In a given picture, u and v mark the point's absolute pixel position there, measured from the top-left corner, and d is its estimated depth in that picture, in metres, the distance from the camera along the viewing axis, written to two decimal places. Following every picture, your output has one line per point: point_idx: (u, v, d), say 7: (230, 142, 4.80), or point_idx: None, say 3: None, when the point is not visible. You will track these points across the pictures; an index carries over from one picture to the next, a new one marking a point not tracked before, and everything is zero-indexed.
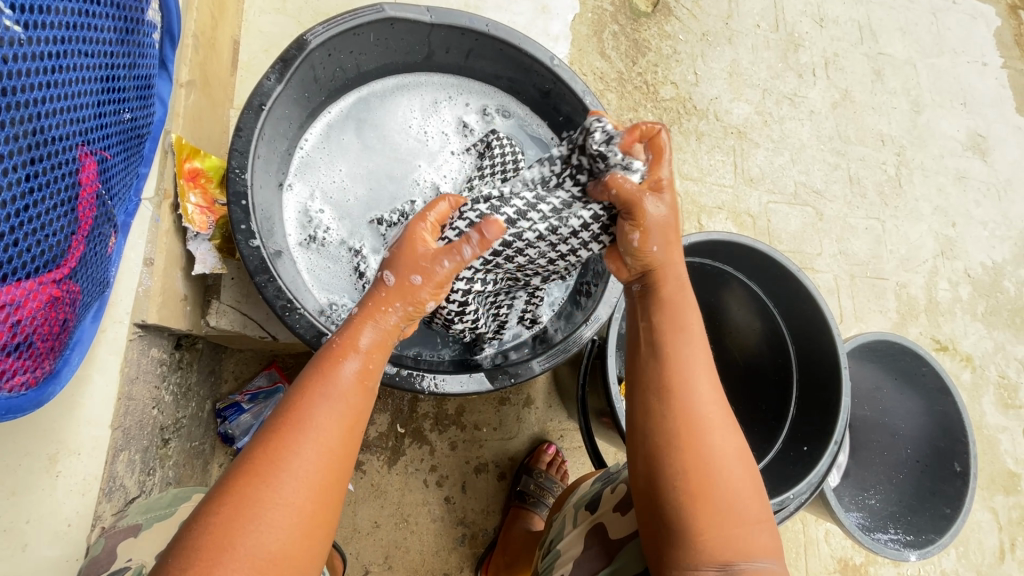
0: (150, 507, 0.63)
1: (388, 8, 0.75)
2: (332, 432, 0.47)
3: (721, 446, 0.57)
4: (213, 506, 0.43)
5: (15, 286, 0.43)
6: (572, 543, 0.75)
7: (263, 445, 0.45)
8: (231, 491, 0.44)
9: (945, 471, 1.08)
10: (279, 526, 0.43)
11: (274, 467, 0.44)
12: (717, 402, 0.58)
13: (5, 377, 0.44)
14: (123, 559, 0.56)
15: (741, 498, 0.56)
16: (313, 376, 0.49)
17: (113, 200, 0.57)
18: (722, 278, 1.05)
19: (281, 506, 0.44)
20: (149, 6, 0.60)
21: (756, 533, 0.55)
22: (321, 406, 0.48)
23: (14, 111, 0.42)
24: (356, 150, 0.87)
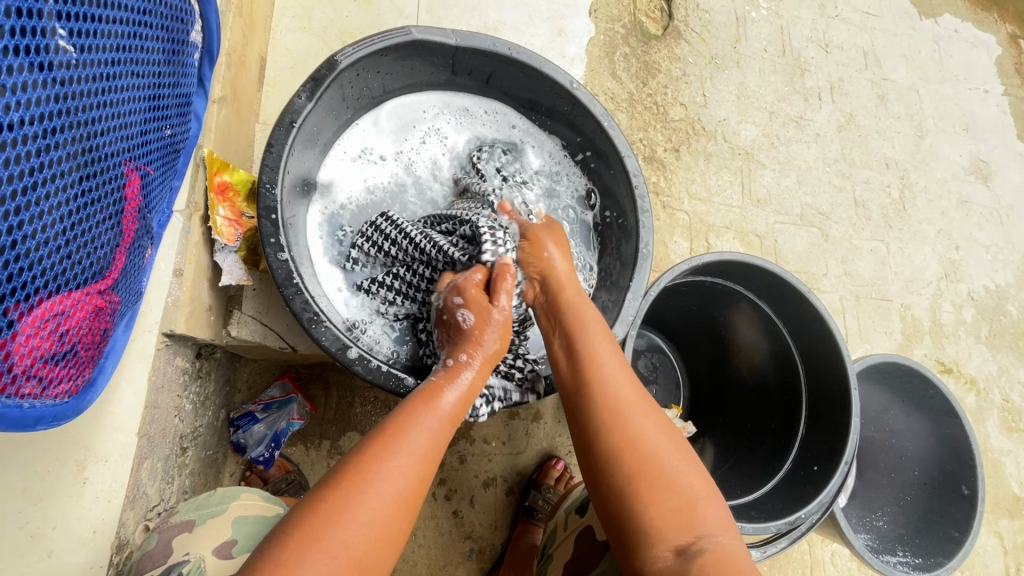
0: (204, 502, 0.65)
1: (415, 31, 0.77)
2: (425, 452, 0.54)
3: (643, 429, 0.60)
4: (309, 505, 0.47)
5: (65, 297, 0.45)
6: (563, 546, 0.78)
7: (366, 451, 0.51)
8: (332, 489, 0.48)
9: (952, 494, 1.08)
10: (376, 507, 0.48)
11: (367, 472, 0.49)
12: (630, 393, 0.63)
13: (52, 386, 0.45)
14: (181, 553, 0.59)
15: (676, 471, 0.57)
16: (416, 405, 0.58)
17: (151, 211, 0.59)
18: (732, 298, 1.06)
19: (377, 499, 0.48)
20: (193, 28, 0.63)
21: (701, 507, 0.55)
22: (422, 429, 0.55)
23: (70, 129, 0.44)
24: (369, 159, 0.88)
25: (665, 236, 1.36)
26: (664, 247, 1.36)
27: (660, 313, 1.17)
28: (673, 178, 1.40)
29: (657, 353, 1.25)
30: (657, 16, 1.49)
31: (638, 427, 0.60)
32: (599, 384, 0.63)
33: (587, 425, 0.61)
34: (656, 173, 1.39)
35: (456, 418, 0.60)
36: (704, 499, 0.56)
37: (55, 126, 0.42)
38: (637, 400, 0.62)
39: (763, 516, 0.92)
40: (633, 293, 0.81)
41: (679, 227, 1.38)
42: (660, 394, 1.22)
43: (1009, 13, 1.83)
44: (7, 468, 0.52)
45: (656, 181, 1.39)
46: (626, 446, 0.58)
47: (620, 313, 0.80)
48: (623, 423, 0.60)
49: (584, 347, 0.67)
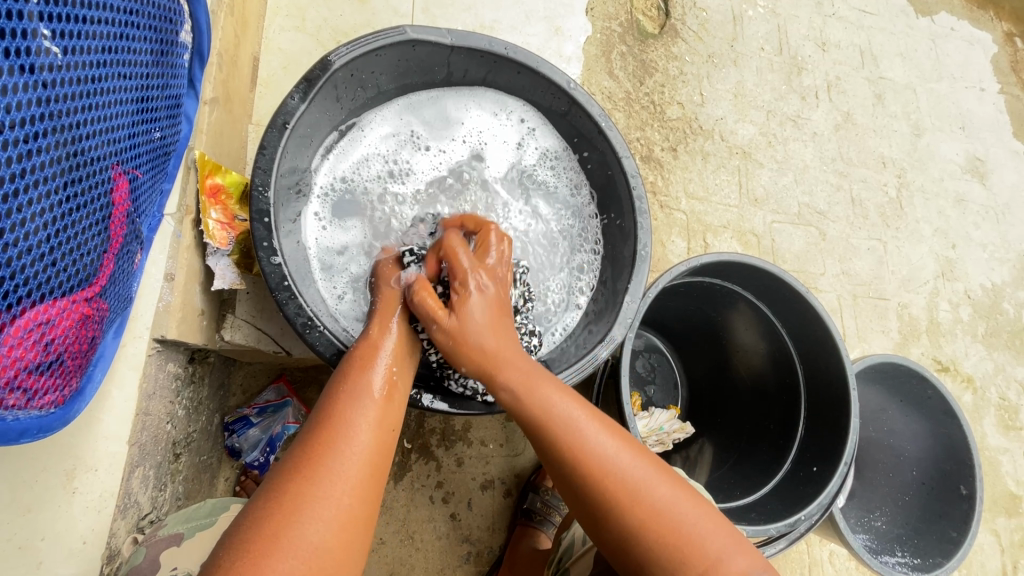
0: (191, 515, 0.68)
1: (409, 30, 0.76)
2: (368, 427, 0.53)
3: (660, 499, 0.56)
4: (257, 509, 0.45)
5: (50, 306, 0.44)
6: (581, 561, 0.78)
7: (305, 444, 0.50)
8: (279, 490, 0.46)
9: (951, 494, 1.08)
10: (328, 521, 0.46)
11: (310, 482, 0.47)
12: (632, 457, 0.58)
13: (37, 396, 0.44)
14: (169, 568, 0.61)
15: (702, 535, 0.55)
16: (344, 383, 0.56)
17: (141, 216, 0.57)
18: (730, 298, 1.05)
19: (328, 503, 0.46)
20: (182, 28, 0.62)
21: (727, 561, 0.54)
22: (355, 409, 0.54)
23: (55, 133, 0.43)
24: (390, 150, 0.89)
25: (662, 236, 1.35)
26: (661, 247, 1.35)
27: (659, 313, 1.16)
28: (670, 177, 1.40)
29: (655, 354, 1.24)
30: (654, 14, 1.48)
31: (653, 497, 0.56)
32: (594, 460, 0.57)
33: (589, 497, 0.57)
34: (654, 172, 1.39)
35: (392, 390, 0.58)
36: (732, 553, 0.55)
37: (39, 130, 0.41)
38: (643, 471, 0.57)
39: (762, 518, 0.91)
40: (632, 295, 0.80)
41: (676, 226, 1.37)
42: (659, 395, 1.21)
43: (1005, 12, 1.82)
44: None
45: (653, 180, 1.38)
46: (643, 516, 0.55)
47: (619, 315, 0.79)
48: (642, 497, 0.56)
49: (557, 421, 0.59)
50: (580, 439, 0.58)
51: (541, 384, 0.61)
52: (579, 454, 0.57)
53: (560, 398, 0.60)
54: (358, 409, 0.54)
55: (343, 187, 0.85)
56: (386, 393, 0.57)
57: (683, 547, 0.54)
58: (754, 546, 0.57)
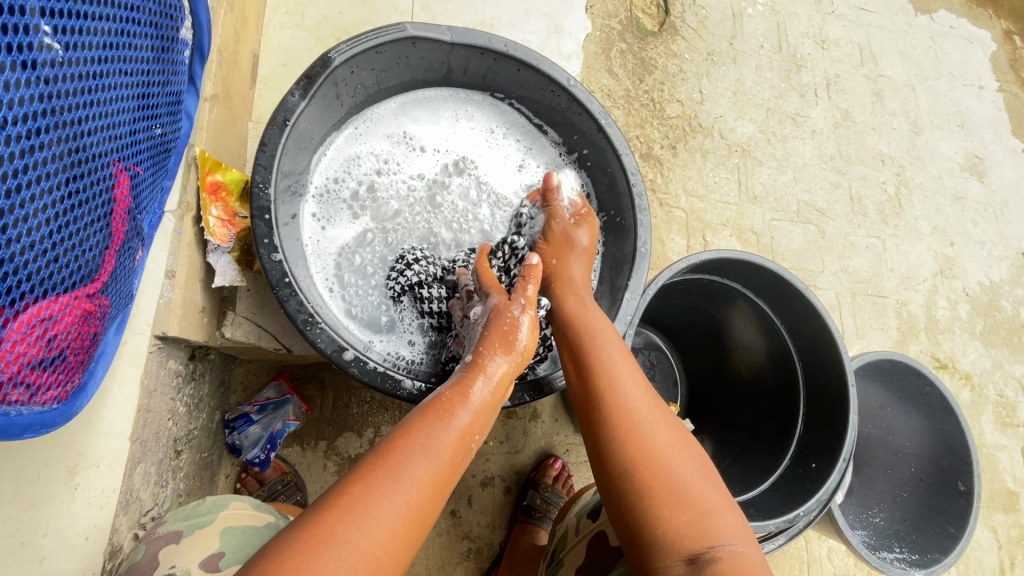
0: (191, 512, 0.65)
1: (410, 27, 0.76)
2: (426, 478, 0.51)
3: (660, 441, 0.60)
4: (295, 531, 0.45)
5: (52, 302, 0.44)
6: (574, 551, 0.78)
7: (360, 477, 0.49)
8: (320, 515, 0.46)
9: (948, 490, 1.09)
10: (355, 560, 0.44)
11: (359, 519, 0.46)
12: (646, 396, 0.64)
13: (40, 392, 0.44)
14: (166, 567, 0.58)
15: (692, 485, 0.57)
16: (419, 425, 0.54)
17: (142, 213, 0.57)
18: (729, 296, 1.05)
19: (368, 533, 0.46)
20: (182, 25, 0.62)
21: (715, 517, 0.55)
22: (418, 455, 0.51)
23: (56, 129, 0.43)
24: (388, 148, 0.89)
25: (661, 234, 1.35)
26: (660, 245, 1.35)
27: (658, 311, 1.16)
28: (670, 175, 1.40)
29: (655, 351, 1.24)
30: (653, 12, 1.48)
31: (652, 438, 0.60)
32: (612, 385, 0.63)
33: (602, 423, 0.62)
34: (653, 170, 1.39)
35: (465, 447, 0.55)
36: (720, 510, 0.56)
37: (41, 126, 0.41)
38: (648, 412, 0.62)
39: (761, 514, 0.92)
40: (632, 292, 0.80)
41: (676, 224, 1.37)
42: (658, 392, 1.21)
43: (1004, 10, 1.83)
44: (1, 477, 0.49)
45: (653, 178, 1.38)
46: (646, 455, 0.58)
47: (618, 312, 0.80)
48: (641, 434, 0.60)
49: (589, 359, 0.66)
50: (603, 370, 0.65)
51: (591, 319, 0.70)
52: (607, 377, 0.64)
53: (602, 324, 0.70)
54: (425, 454, 0.52)
55: (340, 186, 0.85)
56: (457, 451, 0.54)
57: (673, 491, 0.56)
58: (746, 521, 0.58)
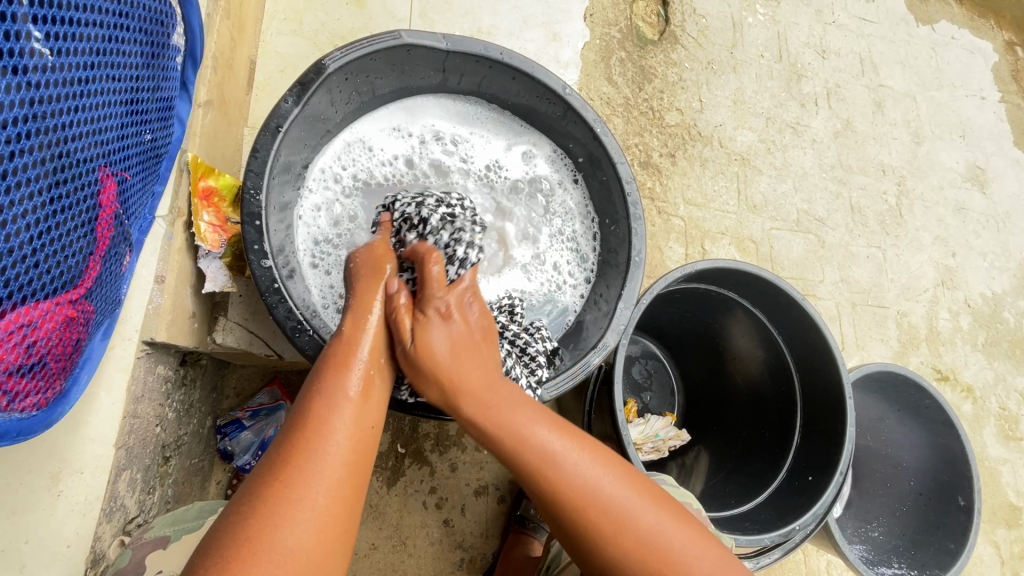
0: (179, 518, 0.65)
1: (405, 35, 0.76)
2: (347, 442, 0.51)
3: (612, 499, 0.56)
4: (241, 507, 0.46)
5: (33, 308, 0.43)
6: (572, 568, 0.78)
7: (284, 451, 0.49)
8: (274, 470, 0.47)
9: (948, 505, 1.08)
10: (306, 526, 0.46)
11: (296, 474, 0.47)
12: (591, 461, 0.58)
13: (18, 399, 0.43)
14: (153, 572, 0.59)
15: (663, 529, 0.55)
16: (325, 390, 0.53)
17: (130, 218, 0.57)
18: (726, 305, 1.04)
19: (303, 505, 0.46)
20: (173, 31, 0.62)
21: (690, 555, 0.55)
22: (335, 406, 0.52)
23: (41, 135, 0.43)
24: (387, 150, 0.89)
25: (660, 242, 1.35)
26: (659, 253, 1.35)
27: (656, 319, 1.15)
28: (668, 184, 1.39)
29: (651, 360, 1.23)
30: (653, 20, 1.48)
31: (609, 504, 0.55)
32: (542, 458, 0.56)
33: (544, 499, 0.56)
34: (652, 178, 1.39)
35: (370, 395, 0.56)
36: (693, 544, 0.56)
37: (24, 131, 0.41)
38: (623, 491, 0.56)
39: (757, 528, 0.91)
40: (625, 302, 0.80)
41: (674, 232, 1.37)
42: (655, 401, 1.20)
43: (1006, 20, 1.82)
44: None
45: (651, 186, 1.38)
46: (607, 521, 0.55)
47: (612, 321, 0.79)
48: (593, 500, 0.55)
49: (511, 415, 0.58)
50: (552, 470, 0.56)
51: (510, 413, 0.58)
52: (527, 452, 0.57)
53: (512, 396, 0.60)
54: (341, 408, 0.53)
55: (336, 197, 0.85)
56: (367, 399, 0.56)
57: (637, 553, 0.54)
58: (720, 541, 0.58)
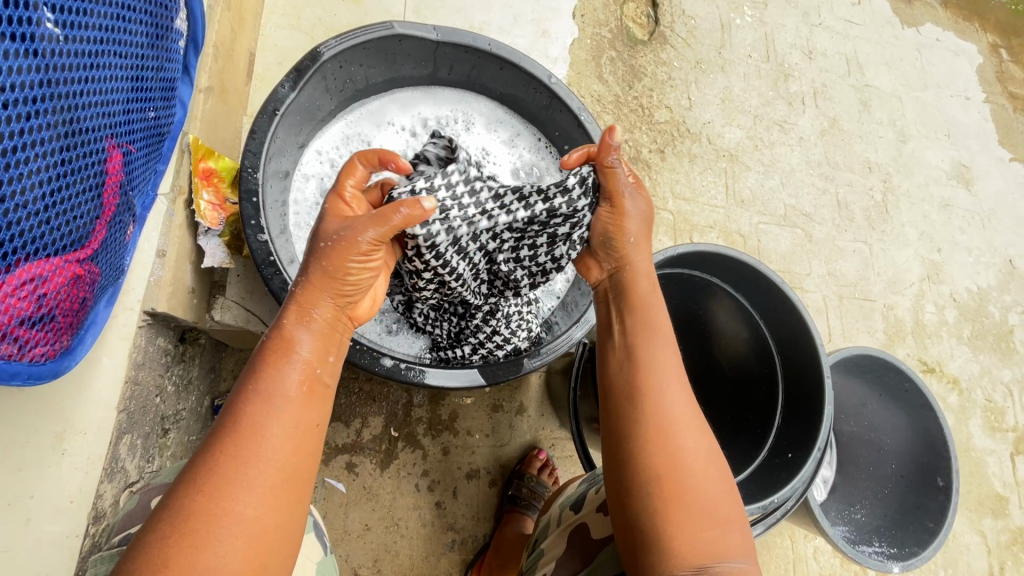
0: (181, 465, 0.64)
1: (396, 25, 0.80)
2: (283, 441, 0.50)
3: (691, 451, 0.63)
4: (161, 526, 0.45)
5: (43, 262, 0.47)
6: (556, 541, 0.80)
7: (212, 459, 0.47)
8: (202, 477, 0.47)
9: (928, 487, 1.11)
10: (236, 535, 0.46)
11: (224, 482, 0.46)
12: (692, 409, 0.65)
13: (29, 347, 0.46)
14: (156, 514, 0.58)
15: (714, 502, 0.61)
16: (258, 388, 0.51)
17: (134, 190, 0.61)
18: (709, 289, 1.08)
19: (232, 517, 0.46)
20: (178, 16, 0.66)
21: (728, 534, 0.60)
22: (266, 410, 0.50)
23: (53, 100, 0.46)
24: (376, 138, 0.92)
25: (649, 234, 1.38)
26: (648, 245, 1.38)
27: None
28: (658, 178, 1.43)
29: None
30: (643, 21, 1.53)
31: (679, 416, 0.64)
32: (657, 388, 0.65)
33: (637, 428, 0.63)
34: (642, 173, 1.42)
35: (308, 389, 0.54)
36: (733, 527, 0.61)
37: (38, 95, 0.45)
38: (690, 416, 0.64)
39: (738, 502, 0.94)
40: None
41: (663, 226, 1.40)
42: None
43: (990, 23, 1.87)
44: (10, 432, 0.53)
45: (641, 181, 1.41)
46: (681, 470, 0.61)
47: None
48: (678, 442, 0.62)
49: (660, 339, 0.68)
50: (652, 355, 0.67)
51: (657, 316, 0.70)
52: (650, 375, 0.66)
53: (667, 328, 0.70)
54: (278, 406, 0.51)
55: (333, 184, 0.88)
56: (305, 395, 0.53)
57: (693, 509, 0.60)
58: (749, 536, 0.63)
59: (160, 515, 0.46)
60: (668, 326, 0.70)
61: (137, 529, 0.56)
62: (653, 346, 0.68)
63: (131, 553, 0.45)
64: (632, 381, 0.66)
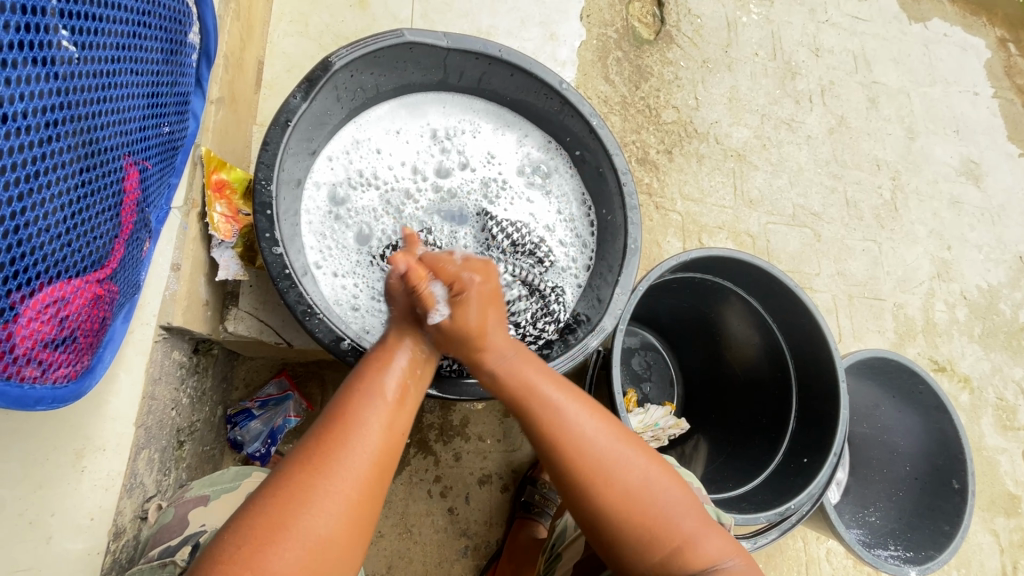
0: (218, 479, 0.70)
1: (407, 33, 0.79)
2: (380, 432, 0.56)
3: (626, 484, 0.61)
4: (258, 510, 0.49)
5: (64, 284, 0.47)
6: (573, 546, 0.80)
7: (311, 447, 0.53)
8: (303, 462, 0.52)
9: (943, 488, 1.09)
10: (334, 514, 0.50)
11: (327, 465, 0.52)
12: (613, 442, 0.63)
13: (52, 369, 0.46)
14: (197, 524, 0.64)
15: (673, 515, 0.61)
16: (360, 386, 0.59)
17: (150, 206, 0.60)
18: (721, 293, 1.07)
19: (332, 497, 0.51)
20: (190, 29, 0.65)
21: (697, 544, 0.60)
22: (368, 408, 0.57)
23: (72, 122, 0.46)
24: (388, 148, 0.92)
25: (658, 236, 1.38)
26: (657, 247, 1.37)
27: (653, 310, 1.18)
28: (666, 179, 1.42)
29: (651, 351, 1.26)
30: (649, 21, 1.52)
31: (597, 453, 0.61)
32: (567, 440, 0.62)
33: (562, 479, 0.62)
34: (649, 174, 1.42)
35: (406, 390, 0.61)
36: (702, 535, 0.61)
37: (56, 118, 0.44)
38: (614, 449, 0.62)
39: (754, 507, 0.93)
40: (622, 287, 0.82)
41: (672, 227, 1.40)
42: (654, 391, 1.22)
43: (998, 17, 1.85)
44: (24, 455, 0.53)
45: (649, 182, 1.41)
46: (622, 505, 0.60)
47: (609, 306, 0.82)
48: (608, 480, 0.60)
49: (540, 395, 0.64)
50: (544, 411, 0.63)
51: (525, 369, 0.65)
52: (549, 428, 0.62)
53: (540, 379, 0.65)
54: (373, 405, 0.57)
55: (345, 194, 0.88)
56: (399, 398, 0.60)
57: (650, 530, 0.60)
58: (726, 531, 0.63)
59: (260, 496, 0.51)
60: (542, 379, 0.65)
61: (178, 540, 0.62)
62: (544, 404, 0.63)
63: (216, 542, 0.48)
64: (538, 440, 0.63)
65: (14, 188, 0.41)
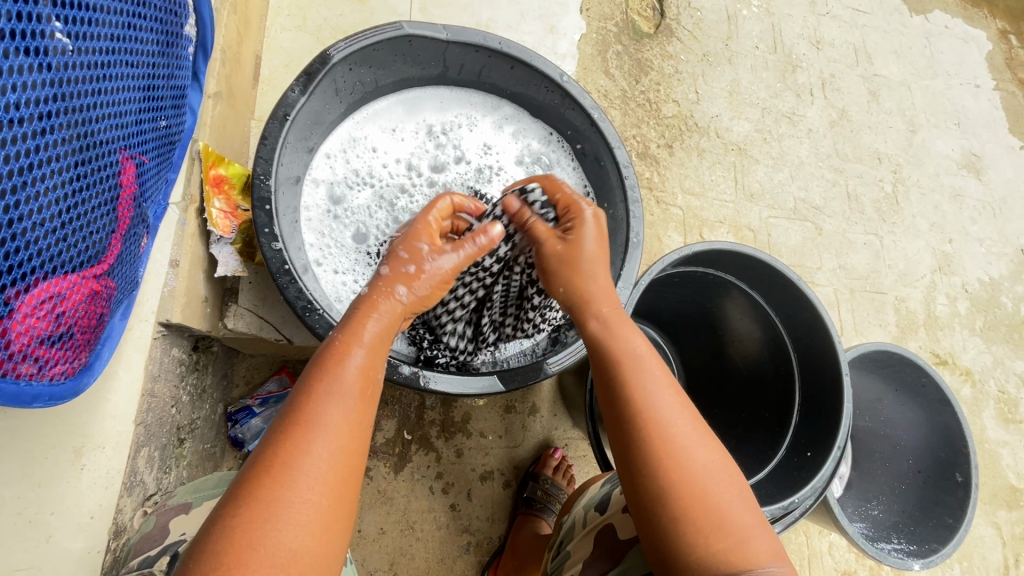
0: (202, 485, 0.68)
1: (405, 25, 0.79)
2: (343, 430, 0.50)
3: (701, 464, 0.59)
4: (228, 517, 0.45)
5: (60, 279, 0.46)
6: (583, 543, 0.79)
7: (273, 449, 0.48)
8: (267, 467, 0.47)
9: (947, 481, 1.09)
10: (304, 526, 0.46)
11: (289, 472, 0.47)
12: (692, 425, 0.62)
13: (49, 366, 0.46)
14: (177, 534, 0.61)
15: (728, 510, 0.58)
16: (317, 378, 0.51)
17: (147, 201, 0.60)
18: (723, 288, 1.07)
19: (300, 507, 0.46)
20: (186, 22, 0.64)
21: (751, 541, 0.58)
22: (329, 404, 0.50)
23: (66, 114, 0.45)
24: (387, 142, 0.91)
25: (659, 231, 1.37)
26: (658, 242, 1.37)
27: (654, 305, 1.17)
28: (666, 173, 1.42)
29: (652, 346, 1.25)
30: (649, 14, 1.50)
31: (676, 434, 0.60)
32: (649, 409, 0.61)
33: (635, 453, 0.60)
34: (650, 168, 1.41)
35: (370, 380, 0.54)
36: (757, 532, 0.59)
37: (50, 110, 0.44)
38: (688, 431, 0.61)
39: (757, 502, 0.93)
40: (624, 281, 0.82)
41: (673, 222, 1.39)
42: None
43: (999, 9, 1.84)
44: (24, 452, 0.52)
45: (649, 176, 1.40)
46: (687, 489, 0.58)
47: None
48: (682, 462, 0.59)
49: (631, 363, 0.63)
50: (633, 376, 0.63)
51: (620, 336, 0.65)
52: (637, 400, 0.61)
53: (640, 349, 0.65)
54: (334, 402, 0.51)
55: (343, 191, 0.87)
56: (364, 388, 0.53)
57: (705, 524, 0.57)
58: (775, 533, 0.61)
59: (224, 503, 0.47)
60: (637, 342, 0.65)
61: (158, 550, 0.59)
62: (636, 369, 0.63)
63: (196, 543, 0.46)
64: (625, 409, 0.61)
65: (8, 182, 0.40)
